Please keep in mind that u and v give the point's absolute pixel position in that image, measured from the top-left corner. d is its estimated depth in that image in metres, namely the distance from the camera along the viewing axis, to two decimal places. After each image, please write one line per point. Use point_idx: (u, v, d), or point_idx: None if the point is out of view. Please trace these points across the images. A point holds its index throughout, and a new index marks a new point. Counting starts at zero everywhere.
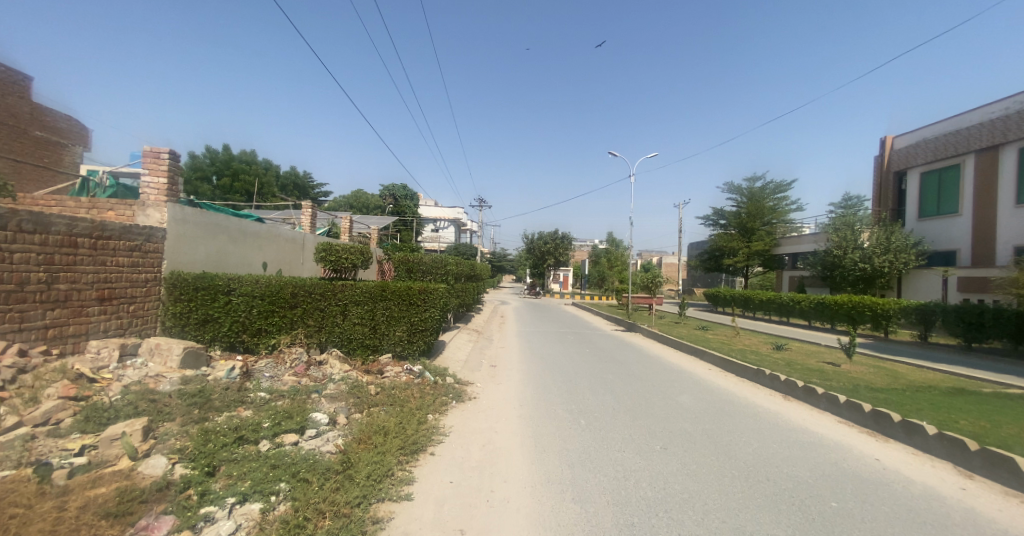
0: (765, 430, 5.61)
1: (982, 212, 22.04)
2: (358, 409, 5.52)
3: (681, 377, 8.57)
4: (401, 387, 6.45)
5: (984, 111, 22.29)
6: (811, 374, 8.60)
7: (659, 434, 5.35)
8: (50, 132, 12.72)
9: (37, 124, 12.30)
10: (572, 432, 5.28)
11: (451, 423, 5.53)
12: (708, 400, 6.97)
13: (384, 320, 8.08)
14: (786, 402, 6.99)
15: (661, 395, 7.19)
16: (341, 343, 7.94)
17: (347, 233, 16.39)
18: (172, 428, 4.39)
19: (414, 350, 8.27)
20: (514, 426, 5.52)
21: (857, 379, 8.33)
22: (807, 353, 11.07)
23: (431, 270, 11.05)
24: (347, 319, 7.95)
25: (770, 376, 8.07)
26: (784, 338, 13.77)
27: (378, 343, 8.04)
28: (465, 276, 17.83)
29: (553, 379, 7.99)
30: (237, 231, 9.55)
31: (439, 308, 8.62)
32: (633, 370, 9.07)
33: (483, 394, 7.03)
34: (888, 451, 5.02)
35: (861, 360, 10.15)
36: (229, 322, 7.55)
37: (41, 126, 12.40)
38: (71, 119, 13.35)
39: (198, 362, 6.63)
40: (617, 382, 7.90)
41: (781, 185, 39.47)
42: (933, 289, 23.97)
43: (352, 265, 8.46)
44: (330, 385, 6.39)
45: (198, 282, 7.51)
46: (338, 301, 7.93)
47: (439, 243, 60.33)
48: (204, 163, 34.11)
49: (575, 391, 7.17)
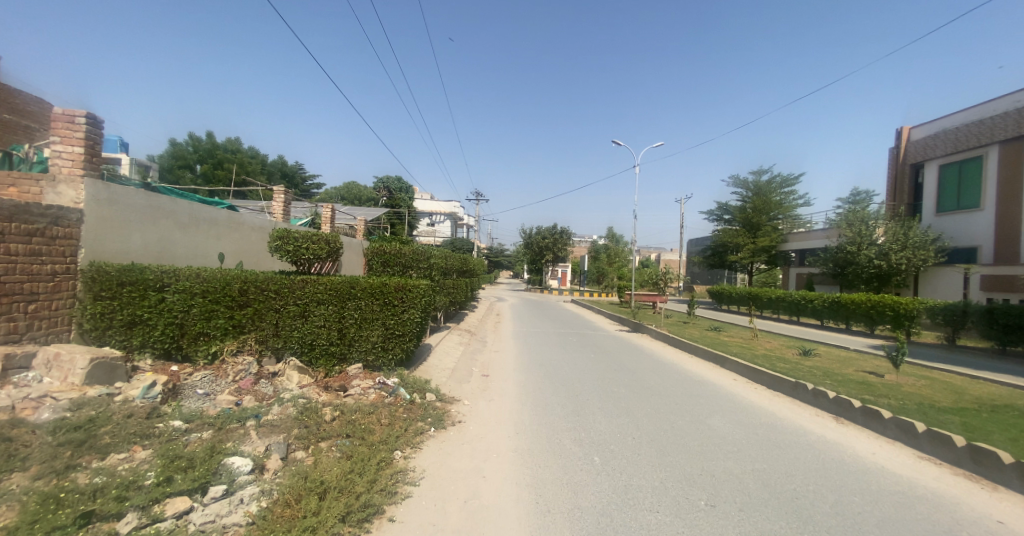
0: (835, 474, 4.31)
1: (1007, 206, 20.84)
2: (301, 446, 4.15)
3: (707, 392, 7.25)
4: (366, 410, 5.08)
5: (1009, 99, 20.98)
6: (861, 389, 7.28)
7: (699, 480, 4.05)
8: (19, 115, 11.27)
9: (3, 106, 10.86)
10: (584, 481, 3.98)
11: (425, 464, 4.18)
12: (745, 424, 5.73)
13: (353, 322, 6.71)
14: (841, 428, 5.70)
15: (687, 417, 5.91)
16: (301, 351, 6.56)
17: (329, 224, 14.91)
18: (11, 489, 3.03)
19: (389, 360, 6.91)
20: (509, 467, 4.21)
21: (915, 396, 7.01)
22: (840, 361, 9.78)
23: (414, 262, 9.62)
24: (308, 323, 6.55)
25: (815, 392, 6.76)
26: (808, 341, 12.51)
27: (345, 351, 6.69)
28: (456, 270, 16.43)
29: (556, 395, 6.73)
30: (187, 217, 8.16)
31: (420, 309, 7.27)
32: (648, 382, 7.80)
33: (472, 415, 5.73)
34: (1012, 509, 3.69)
35: (907, 370, 8.84)
36: (163, 324, 6.15)
37: (9, 108, 11.00)
38: (44, 103, 11.90)
39: (112, 376, 5.28)
40: (633, 399, 6.66)
41: (789, 178, 38.09)
42: (954, 288, 22.86)
43: (316, 257, 7.01)
44: (275, 408, 5.04)
45: (123, 275, 6.13)
46: (296, 300, 6.53)
47: (434, 237, 58.77)
48: (187, 151, 32.57)
49: (584, 412, 5.90)
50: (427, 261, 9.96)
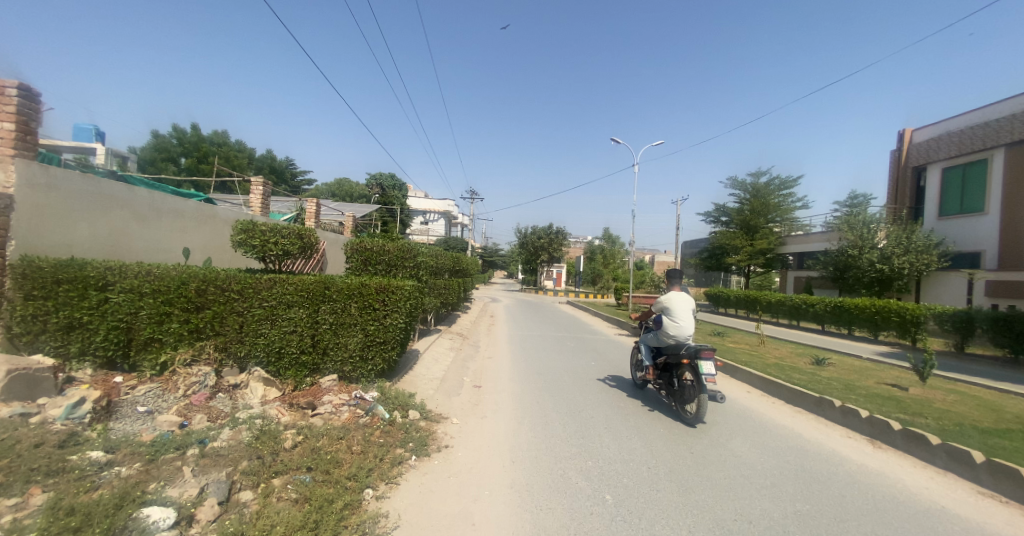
0: (896, 519, 3.59)
1: (1012, 211, 20.47)
2: (249, 485, 3.35)
3: (723, 409, 6.54)
4: (335, 435, 4.27)
5: (1015, 102, 20.56)
6: (892, 406, 6.61)
7: (735, 528, 3.33)
8: None
9: None
10: (597, 530, 3.23)
11: (400, 506, 3.40)
12: (773, 450, 5.02)
13: (328, 328, 5.91)
14: (883, 455, 5.00)
15: (706, 440, 5.22)
16: (267, 361, 5.73)
17: (314, 219, 14.04)
18: None
19: (369, 371, 6.10)
20: (504, 510, 3.46)
21: (949, 414, 6.36)
22: (857, 373, 9.14)
23: (400, 261, 8.83)
24: (276, 329, 5.72)
25: (844, 411, 6.08)
26: (818, 349, 11.91)
27: (318, 361, 5.88)
28: (448, 270, 15.65)
29: (556, 411, 6.02)
30: (147, 207, 7.33)
31: (405, 313, 6.48)
32: (656, 395, 7.12)
33: (461, 438, 4.96)
34: None
35: (933, 383, 8.20)
36: (105, 329, 5.32)
37: None
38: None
39: (34, 391, 4.44)
40: (643, 417, 5.96)
41: (787, 180, 37.73)
42: (957, 293, 22.41)
43: (286, 253, 6.22)
44: (226, 431, 4.22)
45: (60, 271, 5.28)
46: (262, 302, 5.68)
47: (428, 235, 57.77)
48: (170, 144, 31.29)
49: (590, 434, 5.17)
50: (414, 259, 9.13)
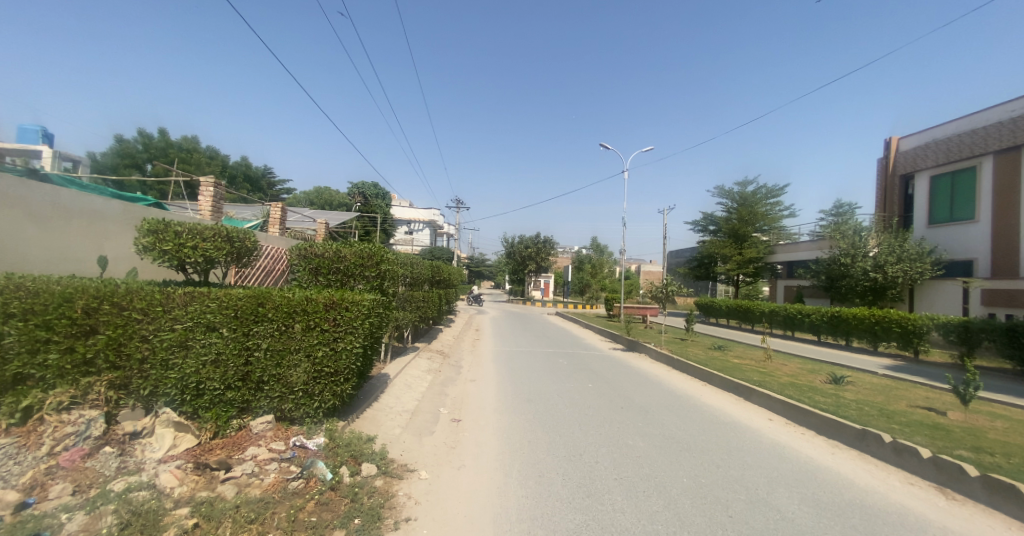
0: None
1: (1004, 218, 20.21)
2: None
3: (750, 446, 5.47)
4: (245, 514, 3.02)
5: (1003, 109, 20.39)
6: (944, 438, 5.62)
7: None
8: None
9: None
10: None
11: None
12: (831, 510, 3.91)
13: (261, 355, 4.64)
14: (966, 514, 3.92)
15: (745, 497, 4.07)
16: (180, 400, 4.42)
17: (279, 225, 12.53)
18: None
19: (315, 410, 4.89)
20: None
21: (1012, 448, 5.40)
22: (881, 393, 8.20)
23: (357, 268, 7.61)
24: (190, 360, 4.39)
25: (897, 449, 5.08)
26: (829, 365, 10.97)
27: (249, 399, 4.62)
28: (427, 282, 14.42)
29: (552, 456, 4.84)
30: (49, 208, 6.00)
31: (363, 335, 5.28)
32: (668, 428, 6.01)
33: (428, 503, 3.74)
34: None
35: (973, 408, 7.22)
36: None
37: None
38: None
39: None
40: (660, 460, 4.82)
41: (774, 189, 37.62)
42: (952, 302, 21.95)
43: (208, 258, 4.99)
44: (83, 515, 2.91)
45: None
46: (174, 323, 4.39)
47: (412, 244, 56.28)
48: (135, 149, 29.49)
49: (597, 490, 4.03)
50: (378, 267, 7.93)
